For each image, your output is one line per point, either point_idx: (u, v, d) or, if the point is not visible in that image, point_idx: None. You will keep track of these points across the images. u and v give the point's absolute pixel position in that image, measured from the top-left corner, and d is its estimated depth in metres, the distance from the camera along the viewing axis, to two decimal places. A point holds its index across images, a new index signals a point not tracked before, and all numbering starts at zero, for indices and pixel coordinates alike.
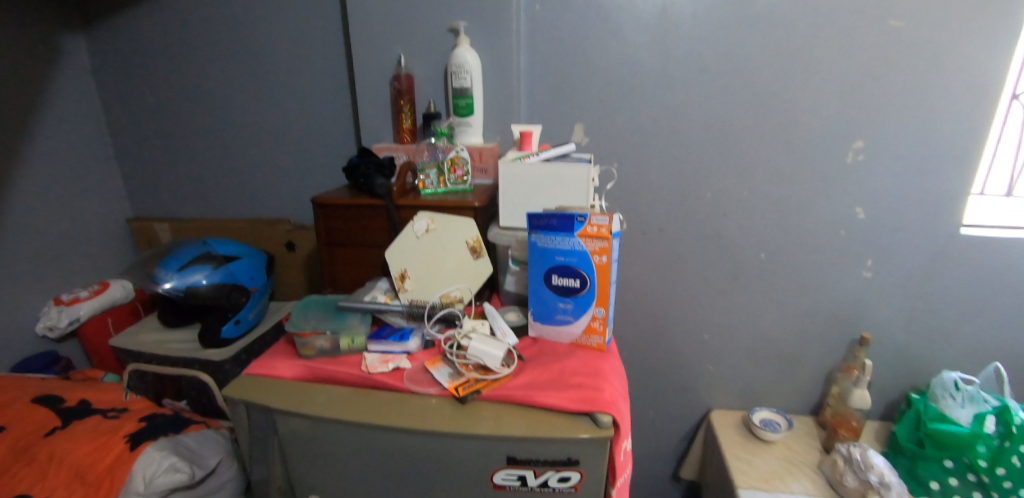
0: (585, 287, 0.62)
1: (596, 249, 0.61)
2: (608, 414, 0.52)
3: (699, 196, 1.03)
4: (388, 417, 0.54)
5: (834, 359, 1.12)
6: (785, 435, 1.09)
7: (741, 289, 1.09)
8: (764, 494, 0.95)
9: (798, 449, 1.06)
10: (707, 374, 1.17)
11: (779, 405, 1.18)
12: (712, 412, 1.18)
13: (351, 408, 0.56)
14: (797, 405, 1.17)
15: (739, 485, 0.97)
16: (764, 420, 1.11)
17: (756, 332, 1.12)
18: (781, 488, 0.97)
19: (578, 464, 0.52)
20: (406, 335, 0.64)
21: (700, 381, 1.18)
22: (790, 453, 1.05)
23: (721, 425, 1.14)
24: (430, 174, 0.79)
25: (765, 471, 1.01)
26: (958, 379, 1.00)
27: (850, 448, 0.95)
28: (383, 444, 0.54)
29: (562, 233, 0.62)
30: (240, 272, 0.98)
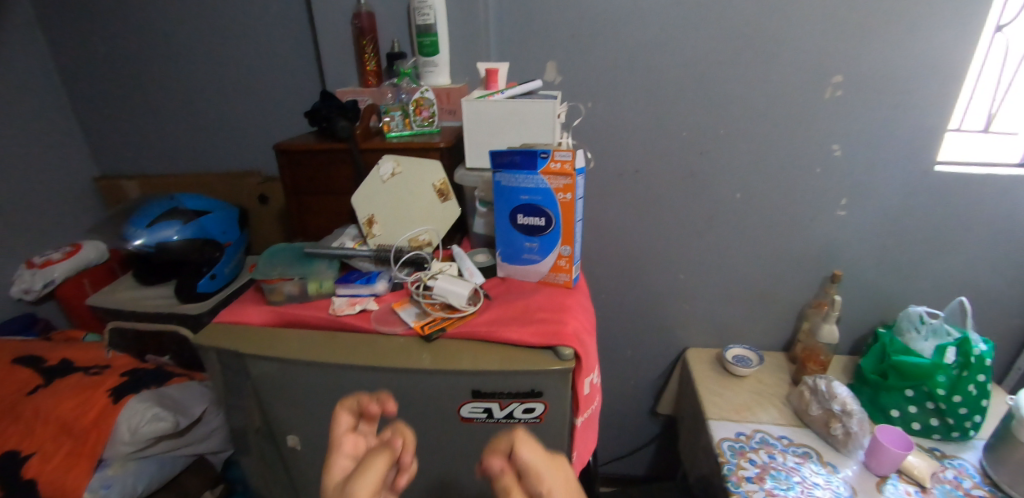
0: (550, 226, 0.62)
1: (560, 187, 0.60)
2: (571, 347, 0.53)
3: (676, 136, 1.01)
4: (354, 358, 0.54)
5: (806, 297, 1.15)
6: (757, 370, 1.13)
7: (716, 231, 1.10)
8: (733, 424, 1.00)
9: (769, 382, 1.11)
10: (683, 315, 1.20)
11: (752, 342, 1.22)
12: (687, 350, 1.22)
13: (318, 351, 0.56)
14: (769, 342, 1.21)
15: (709, 417, 1.02)
16: (736, 356, 1.15)
17: (731, 273, 1.14)
18: (749, 418, 1.01)
19: (542, 395, 0.53)
20: (373, 278, 0.64)
21: (677, 321, 1.21)
22: (760, 386, 1.10)
23: (695, 362, 1.18)
24: (395, 116, 0.76)
25: (735, 403, 1.05)
26: (924, 313, 1.03)
27: (816, 380, 1.00)
28: (353, 383, 0.55)
29: (525, 171, 0.61)
30: (212, 226, 0.96)
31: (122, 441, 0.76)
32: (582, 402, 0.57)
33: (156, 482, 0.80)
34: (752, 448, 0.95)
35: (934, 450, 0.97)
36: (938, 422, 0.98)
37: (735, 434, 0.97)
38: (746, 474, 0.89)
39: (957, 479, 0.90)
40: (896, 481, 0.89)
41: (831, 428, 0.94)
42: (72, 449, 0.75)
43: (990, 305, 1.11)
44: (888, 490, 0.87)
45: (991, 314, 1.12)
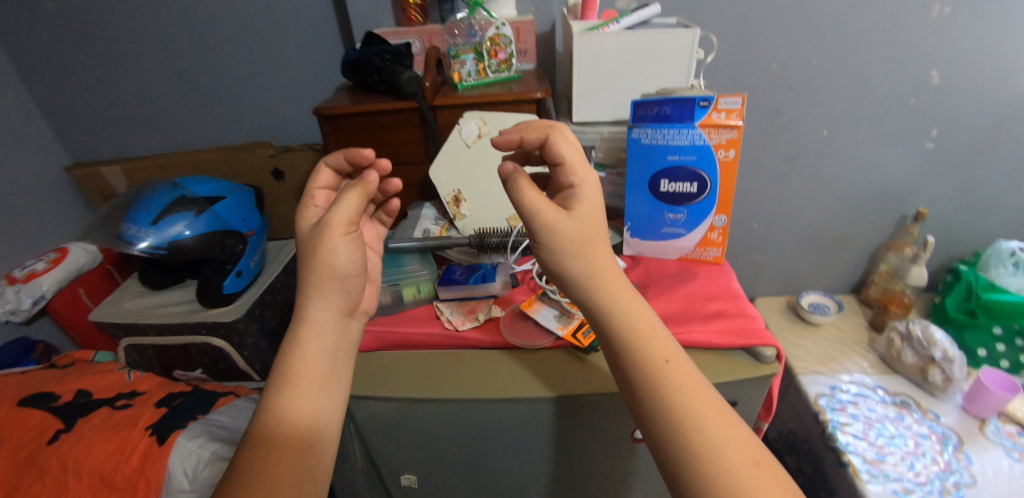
0: (704, 192, 0.50)
1: (723, 143, 0.47)
2: (770, 346, 0.43)
3: (760, 70, 0.88)
4: (501, 388, 0.42)
5: (884, 238, 1.07)
6: (835, 317, 1.07)
7: (797, 175, 0.99)
8: (825, 378, 0.95)
9: (847, 329, 1.06)
10: (753, 266, 1.12)
11: (822, 287, 1.15)
12: (755, 300, 1.16)
13: (446, 379, 0.44)
14: (840, 286, 1.15)
15: (798, 372, 0.96)
16: (813, 303, 1.09)
17: (808, 219, 1.05)
18: (839, 370, 0.96)
19: (735, 406, 0.44)
20: (488, 276, 0.51)
21: (745, 273, 1.13)
22: (840, 334, 1.05)
23: (766, 312, 1.12)
24: (467, 60, 0.60)
25: (820, 354, 1.00)
26: (1017, 249, 0.95)
27: (909, 325, 0.93)
28: (495, 417, 0.43)
29: (677, 125, 0.47)
30: (229, 214, 0.84)
31: (181, 489, 0.66)
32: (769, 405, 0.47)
33: None
34: (851, 402, 0.90)
35: None
36: None
37: (829, 389, 0.93)
38: (850, 430, 0.86)
39: None
40: (998, 423, 0.85)
41: (928, 374, 0.90)
42: None
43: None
44: (992, 432, 0.84)
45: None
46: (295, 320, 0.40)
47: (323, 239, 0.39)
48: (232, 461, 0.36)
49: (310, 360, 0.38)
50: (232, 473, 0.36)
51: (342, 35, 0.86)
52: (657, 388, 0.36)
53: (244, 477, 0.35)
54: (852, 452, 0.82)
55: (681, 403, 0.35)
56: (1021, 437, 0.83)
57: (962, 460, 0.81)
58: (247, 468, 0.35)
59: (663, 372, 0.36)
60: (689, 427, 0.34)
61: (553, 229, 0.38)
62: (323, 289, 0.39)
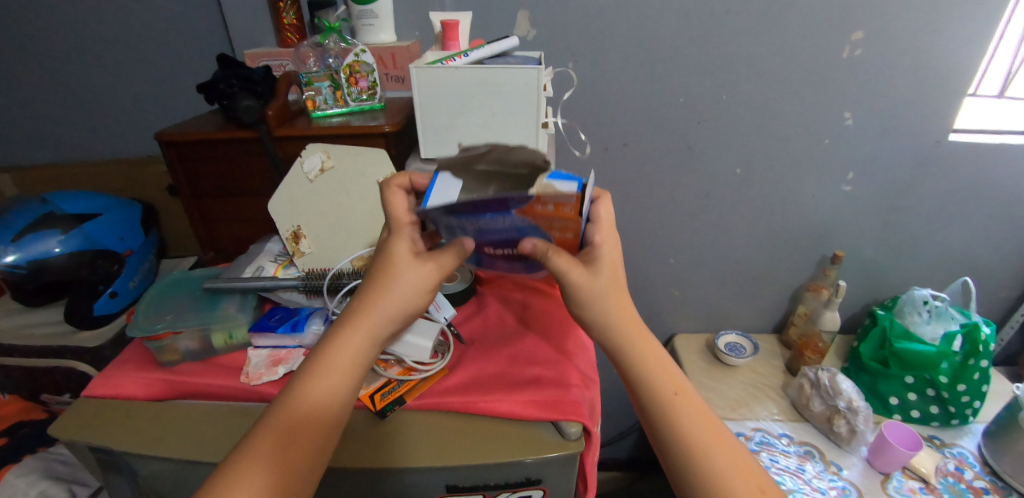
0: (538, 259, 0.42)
1: (556, 231, 0.38)
2: (576, 421, 0.39)
3: (670, 102, 0.86)
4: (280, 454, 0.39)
5: (803, 278, 1.05)
6: (750, 359, 1.05)
7: (713, 212, 0.98)
8: (732, 425, 0.91)
9: (763, 372, 1.03)
10: (673, 301, 1.10)
11: (744, 325, 1.13)
12: (676, 337, 1.14)
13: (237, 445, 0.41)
14: (762, 325, 1.13)
15: None
16: (729, 344, 1.07)
17: (727, 255, 1.03)
18: (748, 415, 0.93)
19: (540, 482, 0.40)
20: (299, 324, 0.49)
21: (666, 307, 1.11)
22: (755, 377, 1.02)
23: (685, 351, 1.09)
24: (322, 89, 0.58)
25: (731, 398, 0.96)
26: (928, 296, 0.86)
27: (818, 373, 0.90)
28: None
29: (493, 220, 0.36)
30: (102, 234, 0.78)
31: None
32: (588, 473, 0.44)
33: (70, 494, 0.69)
34: (753, 451, 0.86)
35: (934, 440, 0.85)
36: (938, 409, 0.84)
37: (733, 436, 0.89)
38: None
39: (958, 471, 0.80)
40: (900, 479, 0.80)
41: (834, 424, 0.86)
42: None
43: (999, 282, 1.03)
44: (892, 488, 0.79)
45: (1000, 291, 1.04)
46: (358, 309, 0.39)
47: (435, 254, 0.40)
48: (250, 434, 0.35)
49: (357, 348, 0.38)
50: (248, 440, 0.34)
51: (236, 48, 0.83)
52: (665, 417, 0.39)
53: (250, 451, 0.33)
54: None
55: (690, 433, 0.38)
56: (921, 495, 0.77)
57: None
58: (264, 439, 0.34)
59: (673, 405, 0.40)
60: (699, 457, 0.38)
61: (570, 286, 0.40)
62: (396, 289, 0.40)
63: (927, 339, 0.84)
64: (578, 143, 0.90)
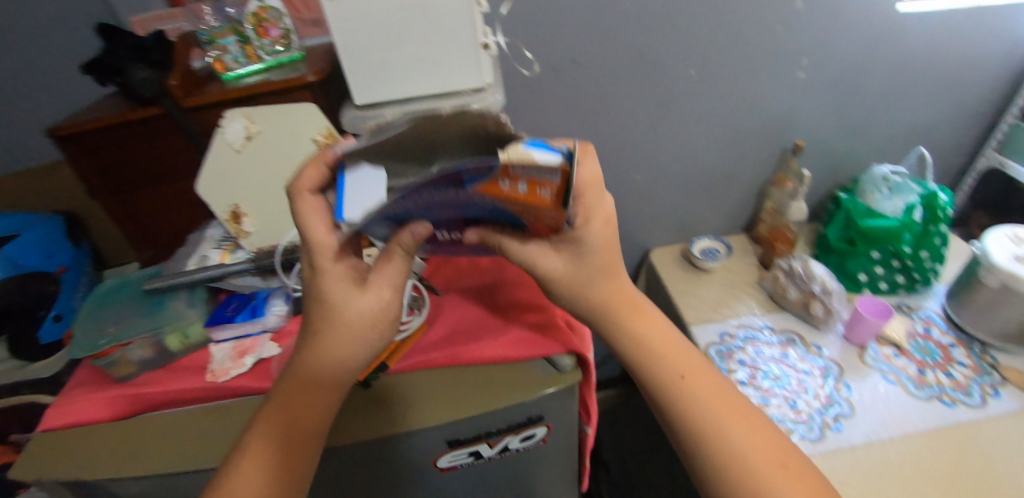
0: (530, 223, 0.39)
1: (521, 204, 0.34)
2: (569, 353, 0.39)
3: (613, 9, 0.80)
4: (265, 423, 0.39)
5: (767, 173, 1.06)
6: (726, 259, 1.07)
7: (675, 121, 0.95)
8: (716, 325, 0.92)
9: (739, 270, 1.05)
10: (644, 218, 1.10)
11: (715, 229, 1.15)
12: (651, 252, 1.14)
13: (218, 450, 0.38)
14: (732, 226, 1.14)
15: (689, 323, 0.93)
16: (703, 249, 1.08)
17: (691, 163, 1.02)
18: (729, 314, 0.94)
19: (543, 419, 0.40)
20: (259, 309, 0.45)
21: (639, 224, 1.11)
22: (732, 276, 1.04)
23: (662, 264, 1.10)
24: (229, 45, 0.51)
25: (712, 300, 0.98)
26: (888, 171, 0.88)
27: (791, 263, 0.91)
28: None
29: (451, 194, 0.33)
30: (22, 255, 0.71)
31: None
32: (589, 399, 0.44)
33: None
34: (739, 347, 0.86)
35: (903, 306, 0.88)
36: (904, 278, 0.88)
37: (718, 337, 0.89)
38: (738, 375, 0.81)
39: (927, 331, 0.84)
40: (875, 347, 0.83)
41: (810, 309, 0.87)
42: None
43: (949, 148, 1.06)
44: (870, 357, 0.81)
45: (951, 157, 1.07)
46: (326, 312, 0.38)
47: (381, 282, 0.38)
48: (262, 409, 0.37)
49: (350, 338, 0.37)
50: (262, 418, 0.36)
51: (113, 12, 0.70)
52: (677, 401, 0.42)
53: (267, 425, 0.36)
54: None
55: (704, 416, 0.41)
56: (896, 359, 0.81)
57: (843, 390, 0.78)
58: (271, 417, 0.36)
59: (681, 389, 0.43)
60: (721, 441, 0.40)
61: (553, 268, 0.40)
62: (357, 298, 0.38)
63: (889, 214, 0.86)
64: (526, 63, 0.84)
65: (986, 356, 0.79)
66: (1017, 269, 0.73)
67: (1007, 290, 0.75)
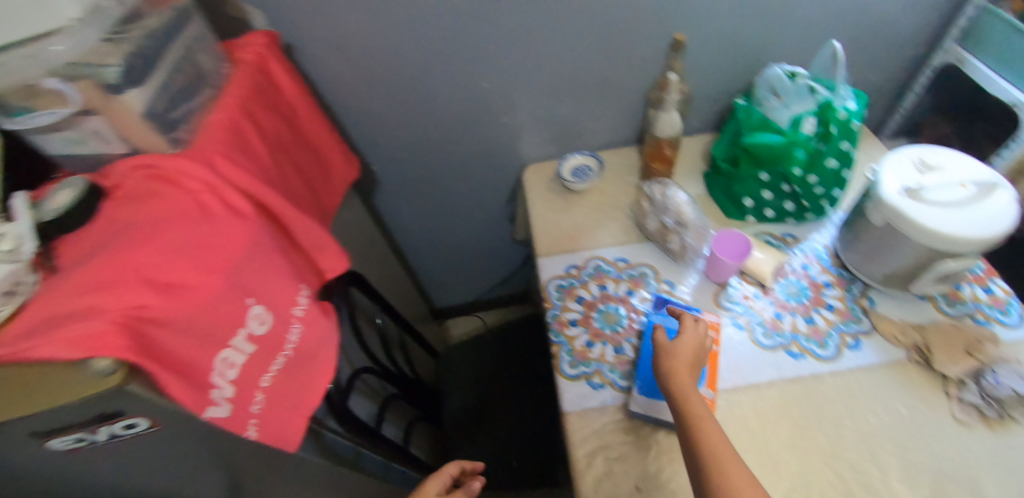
0: (699, 364, 0.62)
1: (710, 337, 0.64)
2: (108, 355, 0.32)
3: None
4: None
5: (655, 71, 0.76)
6: (599, 179, 0.83)
7: (510, 16, 0.66)
8: (564, 258, 0.75)
9: (613, 192, 0.82)
10: (505, 131, 0.84)
11: (598, 144, 0.88)
12: (525, 171, 0.89)
13: None
14: (623, 138, 0.87)
15: (537, 255, 0.76)
16: (575, 168, 0.83)
17: (551, 61, 0.72)
18: (583, 245, 0.76)
19: (127, 412, 0.36)
20: None
21: (499, 141, 0.86)
22: (603, 201, 0.81)
23: (532, 186, 0.86)
24: None
25: (566, 228, 0.78)
26: (787, 69, 0.69)
27: (653, 187, 0.74)
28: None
29: (682, 316, 0.66)
30: None
31: None
32: (217, 387, 0.39)
33: None
34: (582, 284, 0.72)
35: (788, 238, 0.74)
36: (793, 206, 0.72)
37: (565, 270, 0.73)
38: (571, 318, 0.69)
39: (804, 268, 0.71)
40: (736, 286, 0.70)
41: (668, 241, 0.72)
42: None
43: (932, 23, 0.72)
44: (725, 298, 0.69)
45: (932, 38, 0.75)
46: None
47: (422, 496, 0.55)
48: None
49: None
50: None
51: None
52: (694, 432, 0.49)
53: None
54: (561, 344, 0.66)
55: (711, 451, 0.48)
56: (755, 300, 0.69)
57: None
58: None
59: (705, 426, 0.50)
60: (710, 452, 0.48)
61: (670, 356, 0.55)
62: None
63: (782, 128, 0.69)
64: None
65: (861, 299, 0.68)
66: (906, 204, 0.58)
67: (892, 230, 0.61)
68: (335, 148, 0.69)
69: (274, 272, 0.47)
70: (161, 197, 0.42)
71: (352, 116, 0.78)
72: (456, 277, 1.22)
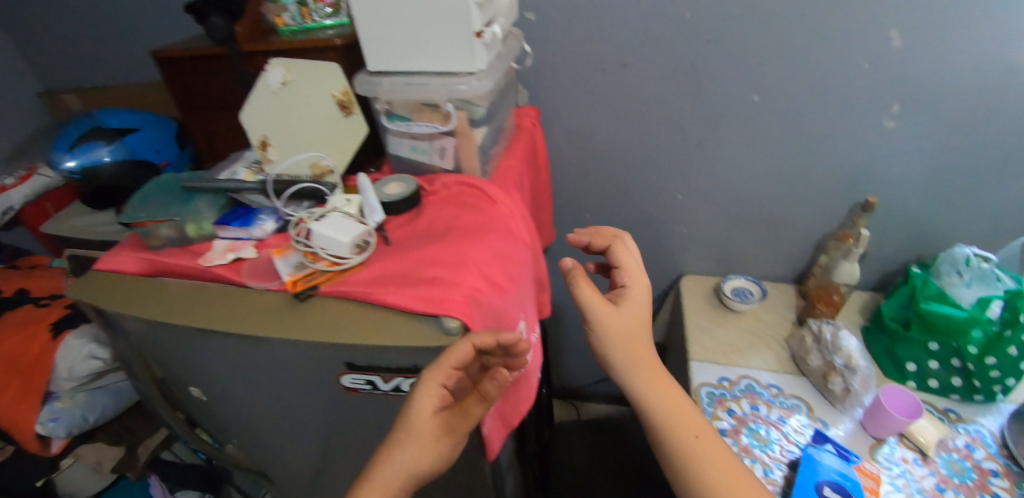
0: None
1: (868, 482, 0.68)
2: (457, 318, 0.41)
3: (677, 18, 0.76)
4: (254, 326, 0.45)
5: (828, 226, 0.94)
6: (758, 305, 0.97)
7: (726, 151, 0.89)
8: (717, 368, 0.88)
9: (768, 321, 0.95)
10: (683, 240, 1.02)
11: (755, 272, 1.05)
12: (682, 278, 1.07)
13: (194, 311, 0.48)
14: (779, 273, 1.03)
15: (691, 357, 0.90)
16: (736, 289, 0.99)
17: (741, 195, 0.94)
18: (737, 362, 0.89)
19: (427, 371, 0.44)
20: (252, 221, 0.54)
21: (673, 247, 1.04)
22: (758, 325, 0.95)
23: (690, 294, 1.03)
24: (288, 6, 0.59)
25: (724, 343, 0.92)
26: (973, 254, 0.77)
27: (821, 325, 0.85)
28: (253, 346, 0.47)
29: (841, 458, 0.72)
30: (140, 147, 0.87)
31: (64, 378, 0.76)
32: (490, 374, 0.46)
33: (111, 412, 0.82)
34: (734, 397, 0.83)
35: (949, 413, 0.80)
36: (960, 382, 0.79)
37: (717, 380, 0.86)
38: (720, 425, 0.79)
39: (967, 448, 0.75)
40: (892, 446, 0.76)
41: (829, 381, 0.81)
42: (16, 383, 0.76)
43: None
44: (879, 454, 0.75)
45: None
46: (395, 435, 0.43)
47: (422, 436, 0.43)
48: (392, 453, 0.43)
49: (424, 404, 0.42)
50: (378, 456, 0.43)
51: None
52: (692, 461, 0.51)
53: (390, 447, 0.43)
54: None
55: (711, 475, 0.50)
56: (913, 466, 0.73)
57: None
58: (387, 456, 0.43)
59: (693, 446, 0.52)
60: (697, 476, 0.50)
61: (605, 323, 0.54)
62: (433, 391, 0.42)
63: (962, 304, 0.77)
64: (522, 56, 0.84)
65: None
66: None
67: None
68: (546, 222, 0.82)
69: (531, 295, 0.55)
70: (482, 211, 0.52)
71: (573, 197, 1.01)
72: (580, 362, 1.29)
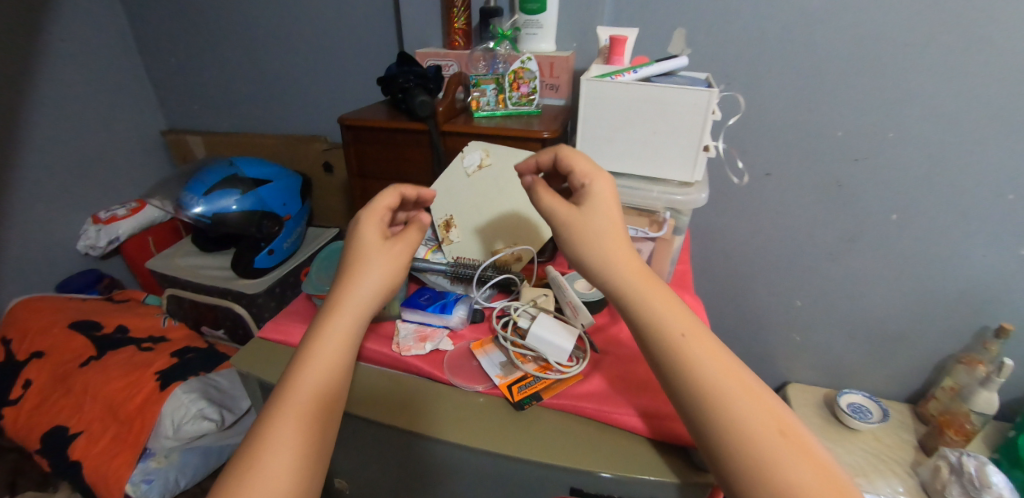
0: None
1: None
2: None
3: (825, 136, 0.78)
4: (467, 434, 0.40)
5: (953, 347, 0.90)
6: (877, 426, 0.92)
7: (853, 265, 0.88)
8: None
9: (890, 444, 0.90)
10: (792, 346, 1.00)
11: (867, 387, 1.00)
12: (789, 386, 1.03)
13: (383, 401, 0.43)
14: (892, 390, 0.99)
15: None
16: (853, 404, 0.94)
17: (861, 311, 0.92)
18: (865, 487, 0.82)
19: None
20: (448, 307, 0.51)
21: (780, 352, 1.01)
22: (880, 447, 0.89)
23: (799, 403, 0.98)
24: (487, 90, 0.61)
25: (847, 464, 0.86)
26: None
27: (961, 457, 0.78)
28: (447, 455, 0.41)
29: None
30: (270, 197, 0.85)
31: (166, 436, 0.72)
32: None
33: (200, 476, 0.76)
34: None
35: None
36: None
37: None
38: None
39: None
40: None
41: None
42: (116, 434, 0.73)
43: None
44: None
45: None
46: (343, 278, 0.39)
47: (367, 278, 0.39)
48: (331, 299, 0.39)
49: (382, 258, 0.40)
50: (296, 359, 0.37)
51: (394, 36, 0.87)
52: (685, 368, 0.33)
53: (311, 342, 0.37)
54: None
55: (717, 386, 0.32)
56: None
57: None
58: (307, 355, 0.37)
59: (686, 351, 0.33)
60: (698, 381, 0.32)
61: (566, 220, 0.38)
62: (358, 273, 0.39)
63: None
64: (737, 170, 0.84)
65: None
66: None
67: None
68: None
69: None
70: None
71: None
72: None
